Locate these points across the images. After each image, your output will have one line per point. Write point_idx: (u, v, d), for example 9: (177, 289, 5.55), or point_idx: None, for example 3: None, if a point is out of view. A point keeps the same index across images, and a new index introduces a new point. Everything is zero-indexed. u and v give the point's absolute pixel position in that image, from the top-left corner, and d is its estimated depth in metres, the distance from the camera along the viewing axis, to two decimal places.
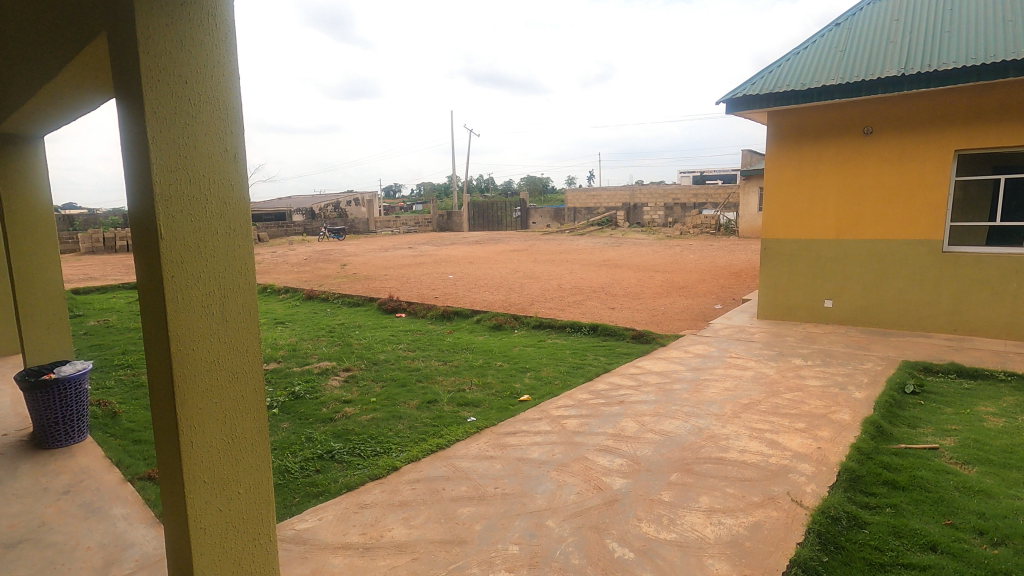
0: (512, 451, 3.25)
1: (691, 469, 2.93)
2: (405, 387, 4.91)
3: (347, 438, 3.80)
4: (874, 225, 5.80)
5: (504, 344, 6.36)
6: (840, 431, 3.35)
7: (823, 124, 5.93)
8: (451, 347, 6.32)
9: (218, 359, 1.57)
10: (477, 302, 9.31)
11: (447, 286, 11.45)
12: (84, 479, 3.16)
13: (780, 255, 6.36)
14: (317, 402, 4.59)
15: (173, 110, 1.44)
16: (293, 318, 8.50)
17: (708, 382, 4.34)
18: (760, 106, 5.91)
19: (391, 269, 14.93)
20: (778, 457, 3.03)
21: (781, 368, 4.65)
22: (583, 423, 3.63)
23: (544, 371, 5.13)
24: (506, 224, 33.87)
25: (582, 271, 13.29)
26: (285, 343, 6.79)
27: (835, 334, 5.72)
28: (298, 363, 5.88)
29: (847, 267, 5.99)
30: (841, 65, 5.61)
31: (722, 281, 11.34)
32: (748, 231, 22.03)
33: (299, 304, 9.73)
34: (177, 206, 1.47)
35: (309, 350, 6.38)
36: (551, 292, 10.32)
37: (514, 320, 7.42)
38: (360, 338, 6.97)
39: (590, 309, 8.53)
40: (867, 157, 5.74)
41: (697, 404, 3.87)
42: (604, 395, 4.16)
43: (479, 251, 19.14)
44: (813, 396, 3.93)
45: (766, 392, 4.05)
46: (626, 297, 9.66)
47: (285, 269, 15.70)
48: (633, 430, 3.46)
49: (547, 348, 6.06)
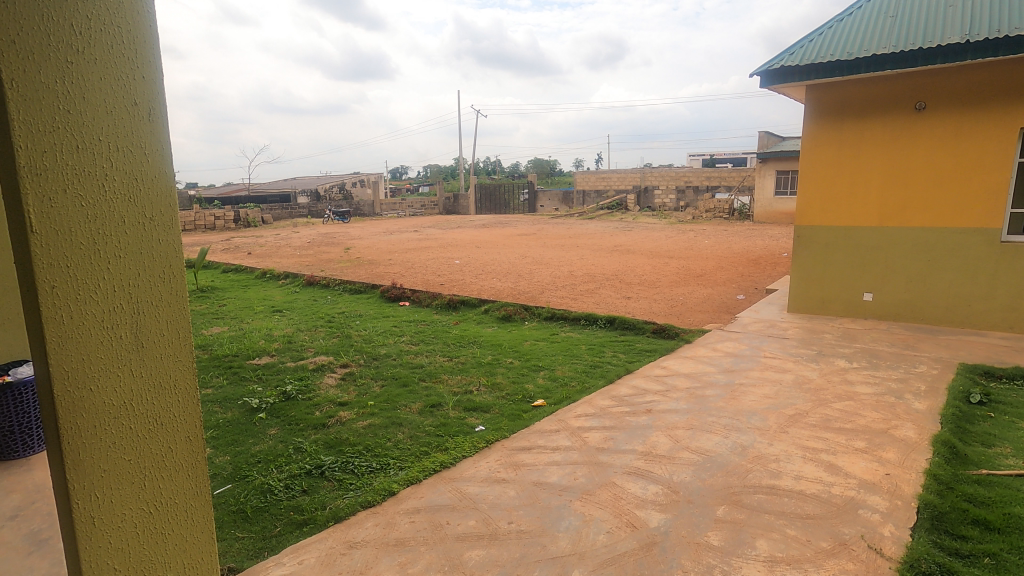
0: (527, 473, 2.81)
1: (739, 501, 2.48)
2: (407, 388, 4.47)
3: (339, 450, 3.38)
4: (921, 211, 5.27)
5: (514, 338, 5.89)
6: (908, 453, 2.89)
7: (867, 99, 5.36)
8: (456, 341, 5.87)
9: (127, 404, 1.11)
10: (485, 290, 8.85)
11: (453, 272, 10.98)
12: (36, 501, 2.76)
13: (815, 244, 5.85)
14: (309, 405, 4.17)
15: (41, 36, 0.96)
16: (291, 306, 8.09)
17: (745, 388, 3.87)
18: (799, 79, 5.36)
19: (394, 254, 14.42)
20: (842, 487, 2.56)
21: (825, 372, 4.16)
22: (607, 437, 3.18)
23: (559, 371, 4.67)
24: (513, 207, 33.20)
25: (592, 258, 12.77)
26: (281, 334, 6.38)
27: (877, 331, 5.22)
28: (293, 357, 5.45)
29: (889, 257, 5.48)
30: (893, 32, 5.03)
31: (742, 269, 10.78)
32: (764, 215, 21.31)
33: (298, 291, 9.32)
34: (58, 181, 1.00)
35: (306, 343, 5.95)
36: (562, 280, 9.84)
37: (525, 310, 6.95)
38: (361, 329, 6.54)
39: (604, 299, 8.05)
40: (917, 136, 5.19)
41: (736, 416, 3.40)
42: (629, 402, 3.70)
43: (485, 234, 18.67)
44: (868, 407, 3.46)
45: (812, 401, 3.57)
46: (641, 285, 9.14)
47: (286, 254, 15.29)
48: (666, 448, 3.01)
49: (561, 343, 5.60)
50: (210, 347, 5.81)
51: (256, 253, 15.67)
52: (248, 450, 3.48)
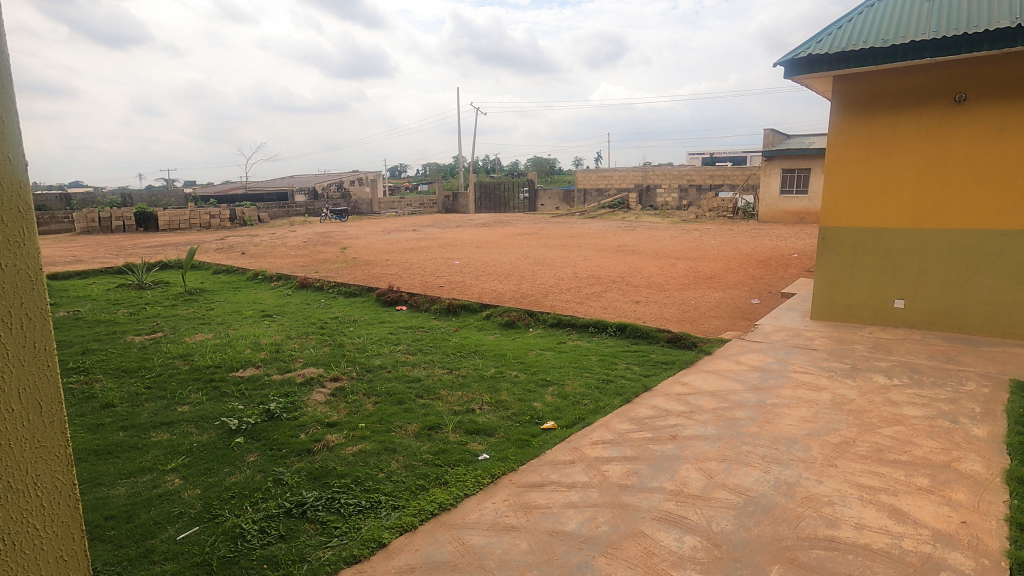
0: (541, 518, 2.42)
1: (795, 558, 2.08)
2: (402, 406, 4.07)
3: (325, 483, 2.98)
4: (959, 212, 4.88)
5: (519, 347, 5.49)
6: (981, 494, 2.49)
7: (900, 90, 4.97)
8: (456, 351, 5.46)
9: None
10: (486, 293, 8.46)
11: (452, 274, 10.57)
12: None
13: (842, 246, 5.46)
14: (294, 426, 3.77)
15: None
16: (282, 310, 7.68)
17: (779, 410, 3.47)
18: (829, 68, 4.96)
19: (392, 254, 14.01)
20: (914, 541, 2.17)
21: (865, 390, 3.76)
22: (630, 471, 2.78)
23: (569, 386, 4.27)
24: (513, 206, 32.81)
25: (596, 258, 12.38)
26: (269, 342, 5.97)
27: (911, 342, 4.83)
28: (280, 368, 5.05)
29: (923, 261, 5.10)
30: (932, 17, 4.64)
31: (752, 271, 10.38)
32: (769, 215, 20.92)
33: (291, 294, 8.91)
34: None
35: (295, 352, 5.55)
36: (567, 282, 9.44)
37: (529, 316, 6.55)
38: (355, 336, 6.14)
39: (612, 303, 7.65)
40: (955, 130, 4.80)
41: (774, 445, 3.00)
42: (650, 426, 3.30)
43: (485, 234, 18.28)
44: (922, 435, 3.06)
45: (858, 427, 3.17)
46: (650, 288, 8.74)
47: (281, 254, 14.89)
48: (699, 486, 2.61)
49: (569, 354, 5.21)
50: (191, 357, 5.40)
51: (251, 253, 15.29)
52: (223, 483, 3.08)
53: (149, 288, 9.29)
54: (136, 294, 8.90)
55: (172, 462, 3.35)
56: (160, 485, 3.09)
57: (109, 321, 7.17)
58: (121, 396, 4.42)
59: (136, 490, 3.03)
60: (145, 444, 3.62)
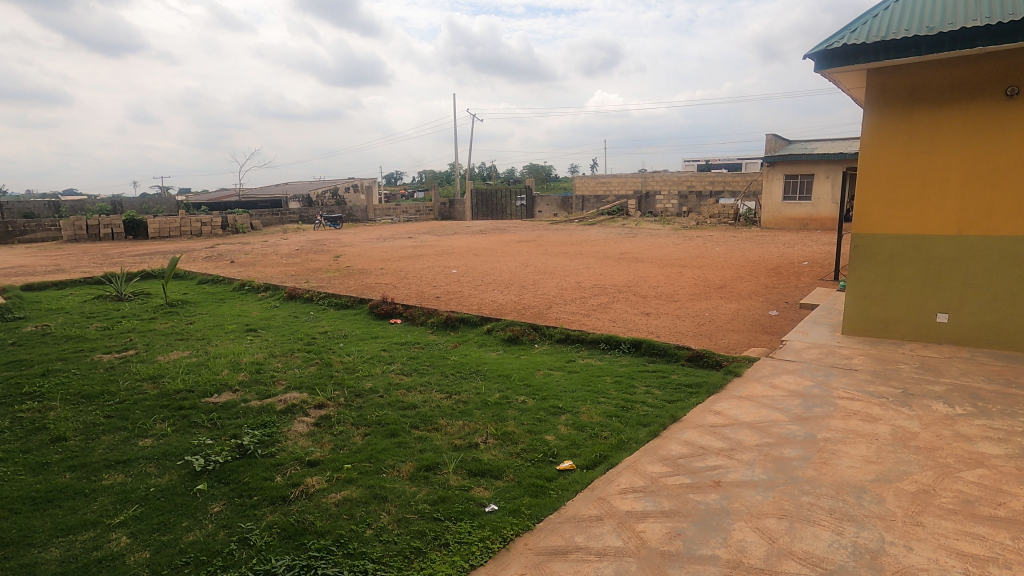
0: None
1: None
2: (395, 439, 3.57)
3: (300, 544, 2.47)
4: (1010, 216, 4.45)
5: (524, 367, 4.98)
6: None
7: (944, 84, 4.54)
8: (456, 372, 4.96)
9: None
10: (486, 305, 7.96)
11: (450, 283, 10.09)
12: None
13: (877, 255, 5.00)
14: (270, 466, 3.26)
15: None
16: (268, 324, 7.16)
17: (834, 448, 2.98)
18: (866, 59, 4.53)
19: (387, 262, 13.54)
20: None
21: (927, 421, 3.27)
22: (673, 532, 2.28)
23: (584, 415, 3.77)
24: (510, 213, 32.45)
25: (599, 266, 11.93)
26: (249, 360, 5.45)
27: (961, 361, 4.36)
28: (260, 393, 4.53)
29: (969, 271, 4.65)
30: (983, 4, 4.20)
31: (764, 280, 9.92)
32: (770, 220, 20.59)
33: (278, 305, 8.40)
34: None
35: (278, 372, 5.02)
36: (571, 292, 8.95)
37: (534, 331, 6.05)
38: (344, 354, 5.63)
39: (621, 315, 7.16)
40: (1006, 127, 4.37)
41: (840, 495, 2.51)
42: (687, 469, 2.81)
43: (481, 241, 17.82)
44: (1012, 481, 2.58)
45: (934, 471, 2.69)
46: (659, 298, 8.26)
47: (272, 262, 14.39)
48: (761, 553, 2.12)
49: (581, 374, 4.71)
50: (161, 380, 4.87)
51: (240, 261, 14.75)
52: (178, 543, 2.55)
53: (128, 300, 8.77)
54: (113, 307, 8.36)
55: (122, 514, 2.82)
56: (103, 546, 2.55)
57: (80, 337, 6.64)
58: (75, 428, 3.88)
59: (71, 554, 2.50)
60: (94, 490, 3.09)
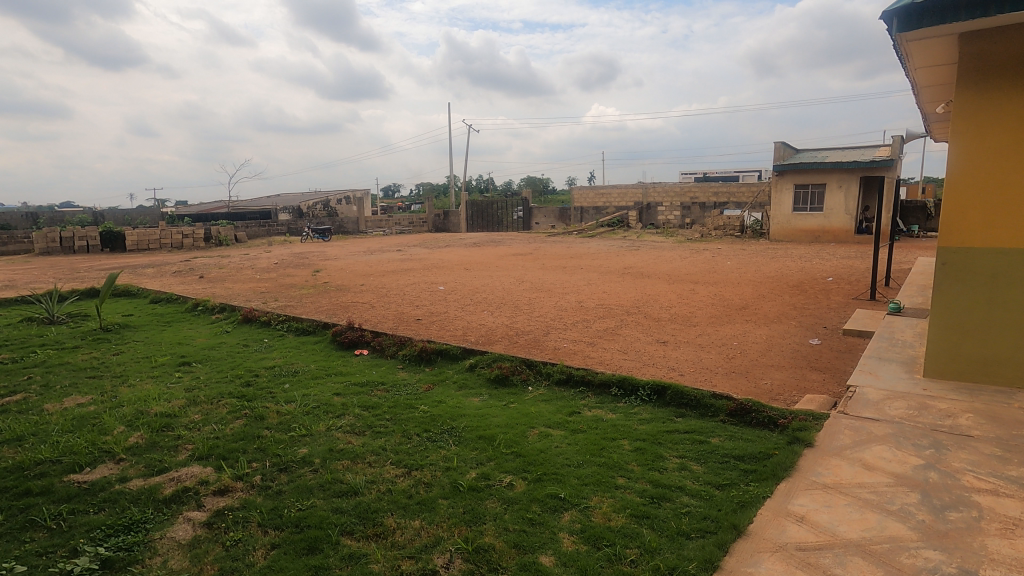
0: None
1: None
2: (312, 561, 2.34)
3: None
4: None
5: (513, 423, 3.77)
6: None
7: None
8: (422, 429, 3.74)
9: None
10: (472, 330, 6.76)
11: (434, 303, 8.88)
12: None
13: (974, 275, 3.84)
14: None
15: None
16: (207, 356, 5.93)
17: None
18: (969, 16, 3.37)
19: (369, 278, 12.34)
20: None
21: None
22: None
23: (598, 515, 2.55)
24: (506, 225, 31.37)
25: (602, 282, 10.75)
26: (159, 409, 4.22)
27: None
28: (150, 466, 3.30)
29: None
30: None
31: (789, 299, 8.73)
32: (781, 233, 19.49)
33: (230, 330, 7.18)
34: None
35: (187, 432, 3.79)
36: (572, 313, 7.75)
37: (526, 368, 4.85)
38: (284, 400, 4.40)
39: (632, 344, 5.95)
40: None
41: None
42: None
43: (474, 254, 16.64)
44: None
45: None
46: (675, 322, 7.06)
47: (244, 277, 13.17)
48: None
49: (589, 436, 3.50)
50: (28, 442, 3.64)
51: (210, 276, 13.51)
52: None
53: (59, 324, 7.54)
54: (36, 332, 7.10)
55: None
56: None
57: None
58: None
59: None
60: None
